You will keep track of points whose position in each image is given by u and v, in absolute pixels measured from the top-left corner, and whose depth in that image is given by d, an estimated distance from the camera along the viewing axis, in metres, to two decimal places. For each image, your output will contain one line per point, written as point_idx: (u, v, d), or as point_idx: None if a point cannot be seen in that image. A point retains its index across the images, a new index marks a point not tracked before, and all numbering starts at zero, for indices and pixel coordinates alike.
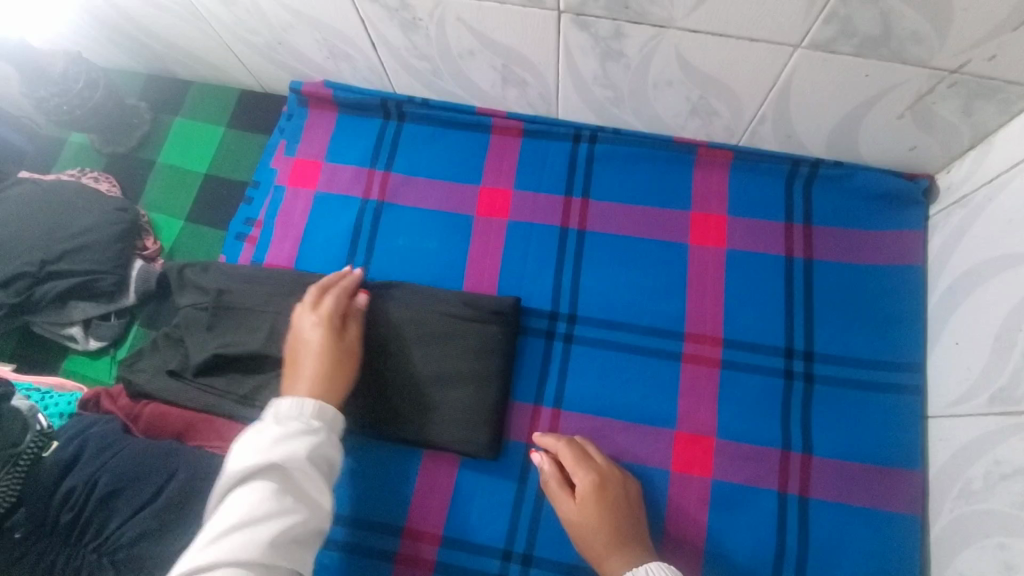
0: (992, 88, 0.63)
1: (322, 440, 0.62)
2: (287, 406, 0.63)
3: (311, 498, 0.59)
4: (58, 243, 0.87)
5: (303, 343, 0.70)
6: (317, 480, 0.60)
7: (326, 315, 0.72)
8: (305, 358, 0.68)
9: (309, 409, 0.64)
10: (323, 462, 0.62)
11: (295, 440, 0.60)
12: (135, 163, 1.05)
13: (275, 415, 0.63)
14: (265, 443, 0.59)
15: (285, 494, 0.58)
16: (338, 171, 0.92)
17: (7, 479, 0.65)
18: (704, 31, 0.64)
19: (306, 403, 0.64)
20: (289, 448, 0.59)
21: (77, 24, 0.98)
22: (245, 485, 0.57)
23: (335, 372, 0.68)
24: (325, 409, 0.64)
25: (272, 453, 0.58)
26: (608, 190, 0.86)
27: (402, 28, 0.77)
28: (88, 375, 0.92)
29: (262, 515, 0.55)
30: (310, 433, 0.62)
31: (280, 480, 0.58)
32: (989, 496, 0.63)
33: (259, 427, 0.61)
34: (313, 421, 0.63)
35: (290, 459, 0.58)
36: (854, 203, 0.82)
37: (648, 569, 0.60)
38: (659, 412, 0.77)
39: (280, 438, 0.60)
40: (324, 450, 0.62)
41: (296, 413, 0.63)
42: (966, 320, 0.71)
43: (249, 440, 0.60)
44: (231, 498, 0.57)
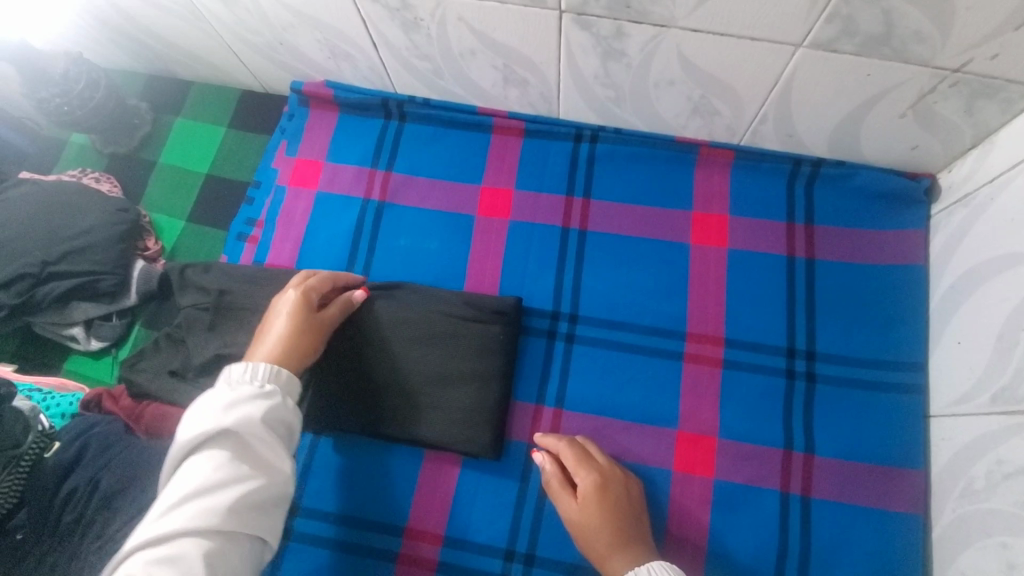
0: (994, 87, 0.63)
1: (278, 402, 0.61)
2: (239, 371, 0.62)
3: (270, 462, 0.58)
4: (59, 243, 0.87)
5: (275, 311, 0.70)
6: (273, 442, 0.59)
7: (305, 289, 0.72)
8: (272, 323, 0.69)
9: (263, 373, 0.63)
10: (280, 427, 0.61)
11: (248, 403, 0.59)
12: (135, 163, 1.06)
13: (228, 381, 0.62)
14: (217, 409, 0.58)
15: (241, 460, 0.57)
16: (339, 171, 0.92)
17: (8, 479, 0.66)
18: (706, 30, 0.64)
19: (258, 366, 0.63)
20: (241, 412, 0.58)
21: (78, 25, 0.98)
22: (200, 454, 0.57)
23: (299, 340, 0.68)
24: (279, 370, 0.63)
25: (223, 418, 0.57)
26: (609, 190, 0.86)
27: (403, 28, 0.77)
28: (90, 376, 0.92)
29: (217, 481, 0.55)
30: (263, 396, 0.61)
31: (234, 446, 0.58)
32: (990, 495, 0.63)
33: (212, 393, 0.60)
34: (267, 384, 0.62)
35: (243, 422, 0.58)
36: (855, 202, 0.82)
37: (651, 569, 0.61)
38: (661, 411, 0.77)
39: (232, 403, 0.59)
40: (280, 411, 0.61)
41: (248, 377, 0.62)
42: (967, 320, 0.70)
43: (201, 407, 0.59)
44: (186, 467, 0.56)
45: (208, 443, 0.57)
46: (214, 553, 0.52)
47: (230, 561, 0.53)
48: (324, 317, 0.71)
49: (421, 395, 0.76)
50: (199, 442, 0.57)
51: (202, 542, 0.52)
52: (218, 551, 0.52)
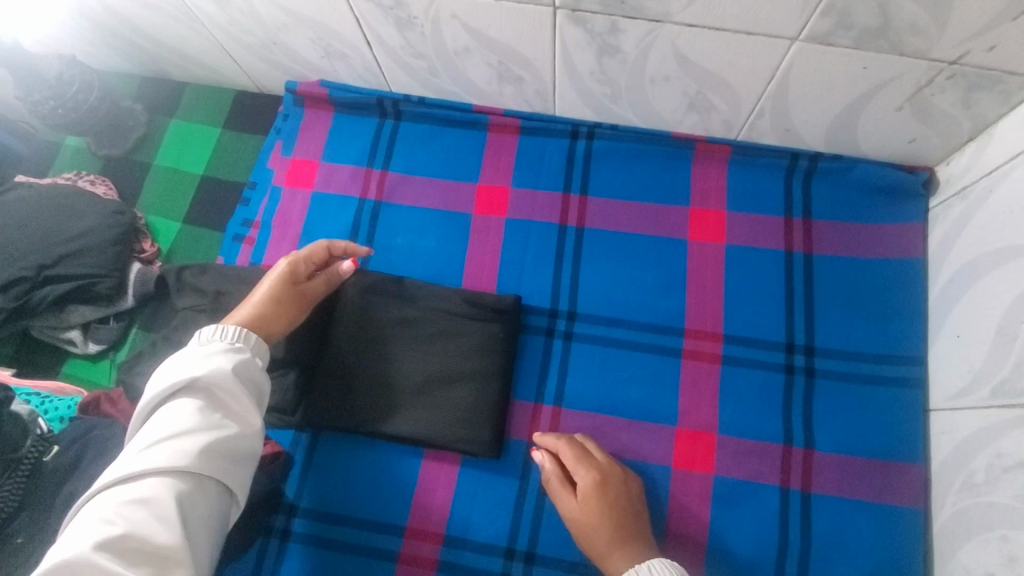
0: (992, 79, 0.62)
1: (248, 359, 0.65)
2: (210, 331, 0.66)
3: (239, 412, 0.62)
4: (55, 246, 0.86)
5: (263, 276, 0.73)
6: (243, 394, 0.62)
7: (296, 260, 0.74)
8: (258, 289, 0.72)
9: (232, 333, 0.66)
10: (250, 382, 0.64)
11: (219, 358, 0.63)
12: (131, 166, 1.05)
13: (200, 341, 0.66)
14: (189, 363, 0.62)
15: (211, 410, 0.61)
16: (335, 170, 0.91)
17: (8, 484, 0.66)
18: (702, 25, 0.64)
19: (228, 328, 0.66)
20: (212, 365, 0.62)
21: (70, 26, 0.98)
22: (172, 403, 0.60)
23: (274, 309, 0.70)
24: (248, 333, 0.67)
25: (194, 370, 0.61)
26: (607, 187, 0.86)
27: (398, 26, 0.77)
28: (89, 380, 0.92)
29: (188, 427, 0.58)
30: (234, 352, 0.64)
31: (206, 397, 0.61)
32: (991, 489, 0.63)
33: (184, 351, 0.64)
34: (237, 343, 0.66)
35: (213, 375, 0.61)
36: (853, 196, 0.82)
37: (652, 566, 0.61)
38: (660, 407, 0.76)
39: (203, 357, 0.63)
40: (249, 367, 0.65)
41: (218, 337, 0.66)
42: (967, 313, 0.70)
43: (174, 361, 0.63)
44: (159, 414, 0.60)
45: (180, 393, 0.61)
46: (186, 494, 0.55)
47: (200, 504, 0.56)
48: (305, 289, 0.74)
49: (404, 392, 0.75)
50: (171, 392, 0.61)
51: (174, 483, 0.55)
52: (189, 494, 0.56)
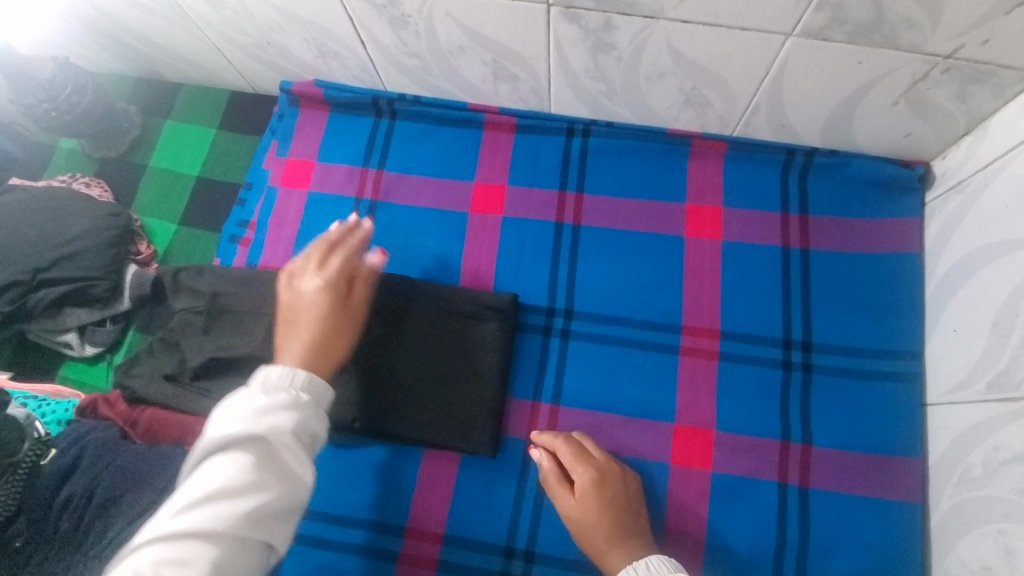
0: (986, 72, 0.62)
1: (310, 415, 0.58)
2: (277, 373, 0.59)
3: (293, 473, 0.55)
4: (51, 249, 0.86)
5: (298, 304, 0.67)
6: (301, 454, 0.55)
7: (334, 275, 0.69)
8: (300, 317, 0.66)
9: (300, 380, 0.59)
10: (309, 436, 0.58)
11: (282, 412, 0.56)
12: (126, 167, 1.05)
13: (264, 382, 0.58)
14: (249, 413, 0.55)
15: (264, 469, 0.53)
16: (331, 171, 0.91)
17: (7, 488, 0.64)
18: (696, 21, 0.64)
19: (298, 373, 0.60)
20: (274, 421, 0.55)
21: (63, 28, 0.97)
22: (224, 452, 0.53)
23: (333, 338, 0.66)
24: (316, 380, 0.60)
25: (254, 424, 0.54)
26: (603, 184, 0.86)
27: (391, 25, 0.76)
28: (86, 382, 0.92)
29: (236, 487, 0.52)
30: (296, 405, 0.57)
31: (262, 453, 0.54)
32: (988, 482, 0.63)
33: (246, 392, 0.57)
34: (302, 394, 0.58)
35: (274, 433, 0.54)
36: (850, 191, 0.81)
37: (650, 563, 0.60)
38: (657, 404, 0.76)
39: (265, 410, 0.56)
40: (310, 424, 0.58)
41: (285, 383, 0.59)
42: (963, 307, 0.70)
43: (235, 408, 0.55)
44: (210, 463, 0.53)
45: (234, 445, 0.54)
46: (224, 566, 0.49)
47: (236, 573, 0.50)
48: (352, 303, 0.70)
49: (405, 392, 0.75)
50: (227, 441, 0.54)
51: (212, 551, 0.49)
52: (227, 563, 0.50)
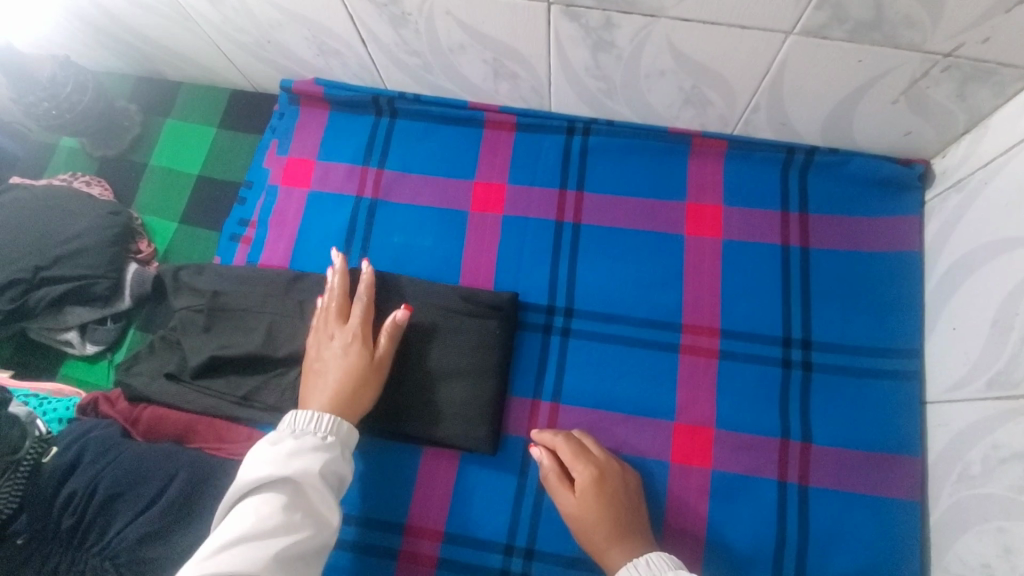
0: (986, 71, 0.62)
1: (336, 458, 0.64)
2: (304, 420, 0.65)
3: (321, 513, 0.60)
4: (51, 248, 0.86)
5: (323, 355, 0.71)
6: (327, 493, 0.60)
7: (359, 332, 0.72)
8: (326, 373, 0.70)
9: (325, 425, 0.65)
10: (334, 477, 0.63)
11: (309, 455, 0.62)
12: (126, 166, 1.05)
13: (292, 427, 0.64)
14: (280, 456, 0.60)
15: (294, 508, 0.58)
16: (331, 170, 0.91)
17: (8, 486, 0.65)
18: (696, 19, 0.64)
19: (322, 417, 0.65)
20: (303, 464, 0.60)
21: (63, 27, 0.97)
22: (256, 496, 0.58)
23: (357, 392, 0.69)
24: (341, 423, 0.66)
25: (285, 466, 0.59)
26: (603, 183, 0.86)
27: (391, 23, 0.76)
28: (87, 380, 0.92)
29: (268, 526, 0.56)
30: (323, 448, 0.63)
31: (292, 494, 0.59)
32: (988, 480, 0.63)
33: (275, 438, 0.63)
34: (328, 437, 0.64)
35: (302, 475, 0.60)
36: (849, 189, 0.82)
37: (650, 560, 0.60)
38: (657, 402, 0.77)
39: (295, 452, 0.61)
40: (336, 466, 0.63)
41: (311, 428, 0.64)
42: (963, 306, 0.70)
43: (266, 452, 0.61)
44: (242, 508, 0.58)
45: (265, 488, 0.59)
46: None
47: None
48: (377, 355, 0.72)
49: (403, 389, 0.75)
50: (258, 484, 0.59)
51: None
52: None
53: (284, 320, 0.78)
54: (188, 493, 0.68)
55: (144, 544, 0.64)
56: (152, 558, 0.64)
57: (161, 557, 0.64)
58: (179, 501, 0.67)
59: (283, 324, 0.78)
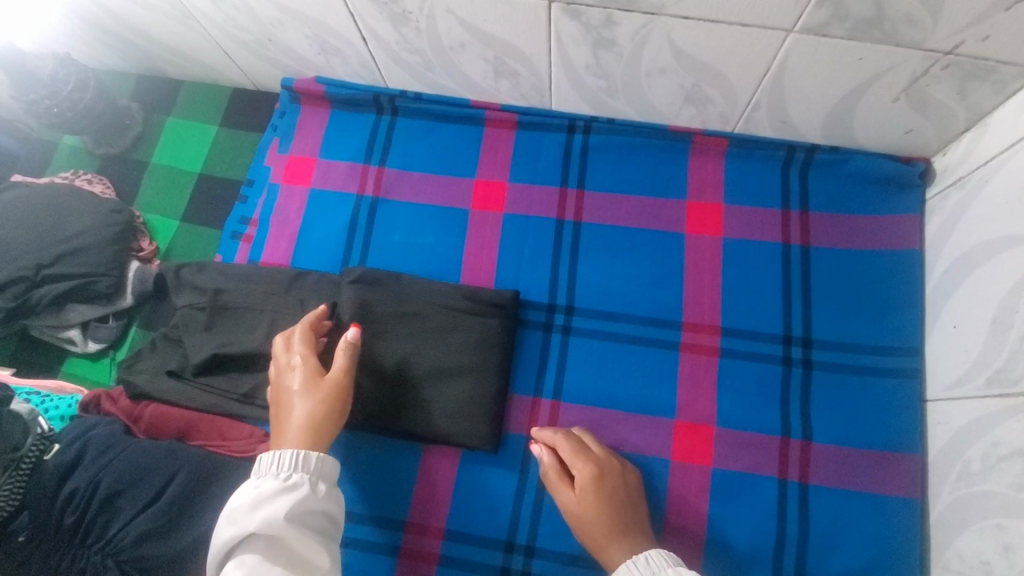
0: (987, 69, 0.62)
1: (305, 494, 0.61)
2: (267, 463, 0.62)
3: (303, 556, 0.58)
4: (53, 245, 0.86)
5: (284, 393, 0.69)
6: (303, 536, 0.58)
7: (306, 359, 0.70)
8: (289, 403, 0.68)
9: (287, 463, 0.62)
10: (312, 516, 0.61)
11: (274, 501, 0.59)
12: (128, 164, 1.05)
13: (257, 474, 0.62)
14: (242, 511, 0.58)
15: (272, 561, 0.57)
16: (332, 168, 0.91)
17: (8, 483, 0.66)
18: (697, 17, 0.64)
19: (282, 456, 0.62)
20: (266, 512, 0.58)
21: (64, 25, 0.97)
22: (235, 558, 0.57)
23: (324, 418, 0.67)
24: (305, 456, 0.63)
25: (248, 521, 0.58)
26: (603, 181, 0.86)
27: (392, 21, 0.76)
28: (89, 378, 0.92)
29: None
30: (289, 488, 0.60)
31: (267, 546, 0.57)
32: (987, 477, 0.63)
33: (242, 491, 0.61)
34: (291, 475, 0.61)
35: (267, 524, 0.57)
36: (850, 188, 0.82)
37: (649, 558, 0.61)
38: (657, 400, 0.77)
39: (257, 502, 0.59)
40: (308, 502, 0.61)
41: (274, 469, 0.62)
42: (963, 304, 0.70)
43: (230, 511, 0.59)
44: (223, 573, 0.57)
45: (241, 546, 0.58)
46: None
47: None
48: (332, 377, 0.69)
49: (398, 387, 0.75)
50: (232, 546, 0.58)
51: None
52: None
53: (284, 319, 0.78)
54: (189, 492, 0.68)
55: (145, 541, 0.65)
56: (153, 556, 0.64)
57: (162, 554, 0.64)
58: (180, 500, 0.68)
59: (282, 323, 0.78)
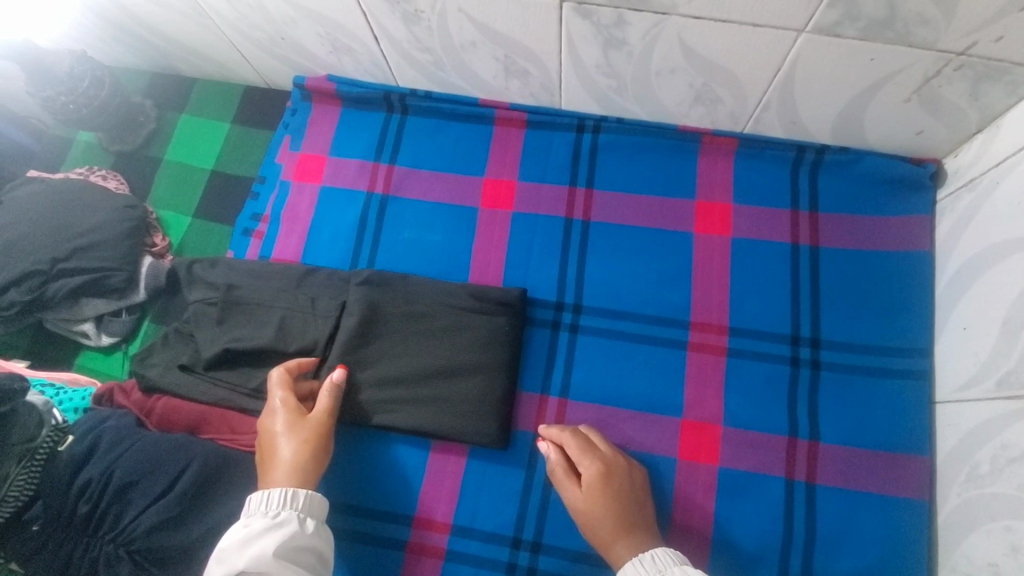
0: (1000, 70, 0.62)
1: (293, 531, 0.62)
2: (255, 502, 0.63)
3: None
4: (69, 240, 0.87)
5: (267, 436, 0.70)
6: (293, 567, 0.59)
7: (287, 400, 0.71)
8: (272, 446, 0.68)
9: (275, 501, 0.63)
10: (300, 554, 0.62)
11: (263, 539, 0.60)
12: (143, 161, 1.07)
13: (246, 514, 0.63)
14: (231, 550, 0.59)
15: None
16: (343, 165, 0.92)
17: (24, 475, 0.68)
18: (708, 17, 0.64)
19: (271, 494, 0.63)
20: (254, 551, 0.59)
21: (80, 23, 0.98)
22: None
23: (309, 456, 0.68)
24: (295, 496, 0.64)
25: (237, 559, 0.58)
26: (613, 180, 0.86)
27: (404, 20, 0.77)
28: (102, 371, 0.94)
29: None
30: (277, 527, 0.61)
31: None
32: (996, 479, 0.63)
33: (229, 531, 0.61)
34: (279, 513, 0.62)
35: (257, 561, 0.58)
36: (861, 188, 0.81)
37: (655, 555, 0.61)
38: (665, 399, 0.77)
39: (245, 541, 0.60)
40: (296, 540, 0.62)
41: (263, 508, 0.63)
42: (975, 305, 0.70)
43: (219, 551, 0.60)
44: None
45: None
46: None
47: None
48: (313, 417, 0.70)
49: (407, 388, 0.76)
50: None
51: None
52: None
53: (295, 315, 0.79)
54: (201, 484, 0.69)
55: (156, 532, 0.65)
56: (165, 546, 0.65)
57: (174, 544, 0.65)
58: (191, 492, 0.68)
59: (294, 318, 0.78)
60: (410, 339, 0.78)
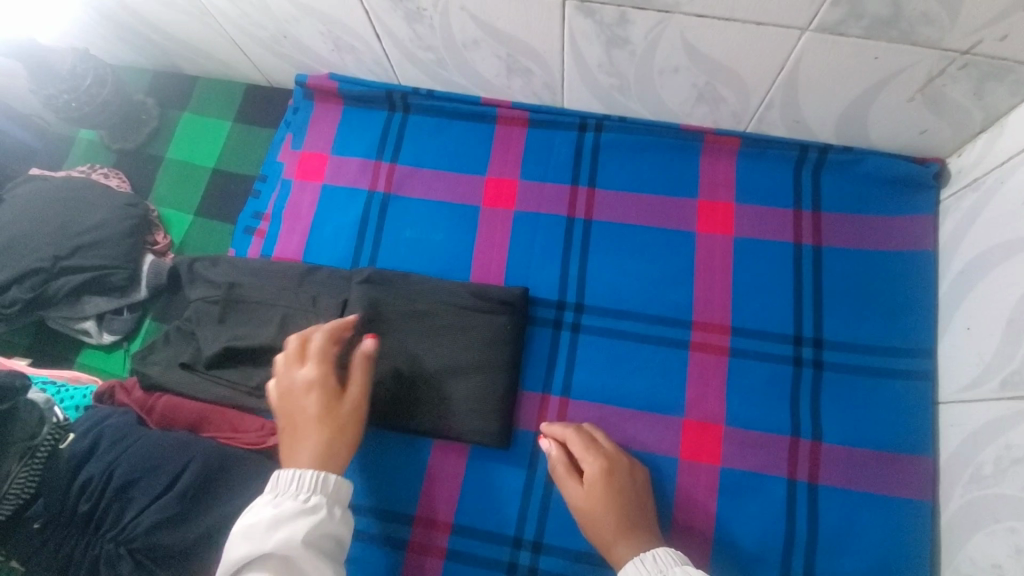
0: (1005, 69, 0.62)
1: (322, 518, 0.60)
2: (287, 480, 0.62)
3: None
4: (70, 238, 0.87)
5: (300, 413, 0.67)
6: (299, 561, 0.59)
7: (325, 379, 0.69)
8: (307, 427, 0.66)
9: (307, 483, 0.62)
10: (325, 540, 0.60)
11: (293, 522, 0.59)
12: (144, 159, 1.07)
13: (275, 492, 0.62)
14: (259, 529, 0.58)
15: None
16: (345, 163, 0.92)
17: (25, 472, 0.68)
18: (711, 15, 0.63)
19: (304, 476, 0.62)
20: (284, 534, 0.57)
21: (82, 21, 0.98)
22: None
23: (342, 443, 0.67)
24: (326, 479, 0.63)
25: (265, 540, 0.57)
26: (615, 179, 0.86)
27: (406, 18, 0.77)
28: (105, 371, 0.94)
29: None
30: (307, 512, 0.60)
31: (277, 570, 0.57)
32: (1000, 480, 0.63)
33: (257, 506, 0.60)
34: (310, 498, 0.61)
35: (284, 546, 0.57)
36: (864, 187, 0.81)
37: (657, 556, 0.60)
38: (667, 398, 0.77)
39: (275, 521, 0.58)
40: (324, 526, 0.60)
41: (294, 489, 0.61)
42: (979, 304, 0.70)
43: (246, 526, 0.59)
44: None
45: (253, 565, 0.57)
46: None
47: None
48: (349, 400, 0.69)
49: (410, 386, 0.76)
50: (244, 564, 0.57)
51: None
52: None
53: (296, 314, 0.78)
54: (202, 483, 0.69)
55: (156, 531, 0.65)
56: (164, 545, 0.64)
57: (173, 544, 0.65)
58: (193, 490, 0.68)
59: (295, 317, 0.78)
60: (414, 336, 0.77)
